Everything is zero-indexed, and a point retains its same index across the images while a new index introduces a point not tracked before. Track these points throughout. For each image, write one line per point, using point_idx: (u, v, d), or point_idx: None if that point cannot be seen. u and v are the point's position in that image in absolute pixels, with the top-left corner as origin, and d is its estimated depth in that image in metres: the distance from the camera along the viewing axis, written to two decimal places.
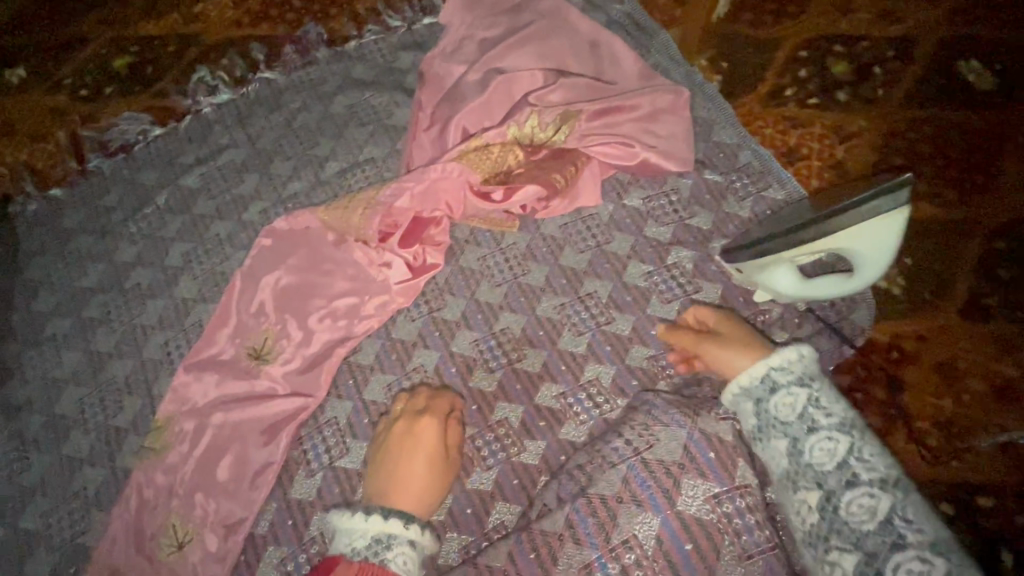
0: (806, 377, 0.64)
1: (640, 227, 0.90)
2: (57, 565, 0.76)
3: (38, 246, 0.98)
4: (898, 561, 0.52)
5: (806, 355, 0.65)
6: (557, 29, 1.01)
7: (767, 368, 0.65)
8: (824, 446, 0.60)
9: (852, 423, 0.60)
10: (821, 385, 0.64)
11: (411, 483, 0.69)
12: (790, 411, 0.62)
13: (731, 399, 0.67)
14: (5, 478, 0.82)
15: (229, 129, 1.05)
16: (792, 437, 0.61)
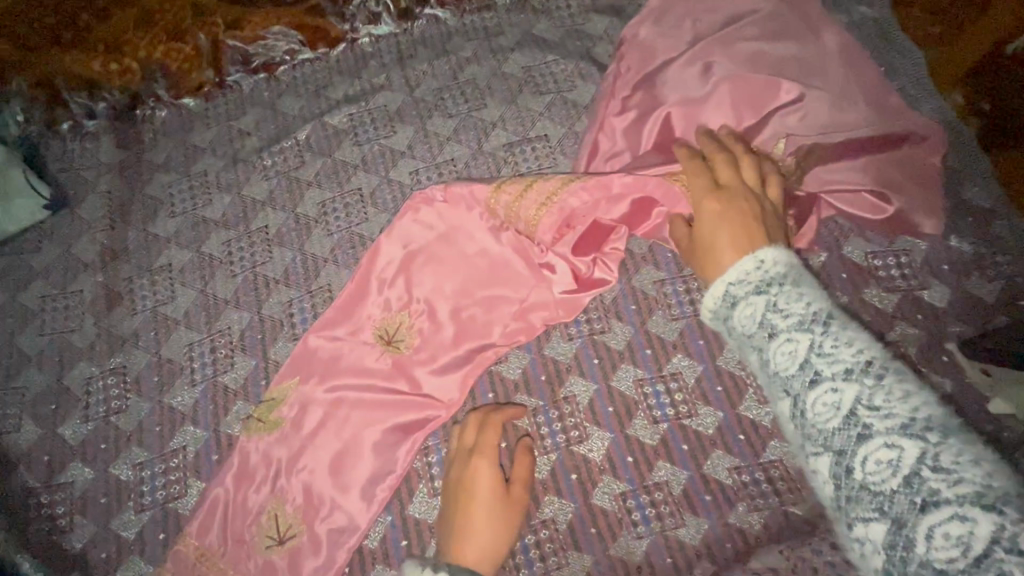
0: (766, 284, 0.46)
1: (858, 289, 0.75)
2: (144, 528, 0.69)
3: (163, 159, 0.87)
4: (927, 527, 0.35)
5: (766, 260, 0.47)
6: (803, 35, 0.81)
7: (722, 284, 0.49)
8: (880, 454, 0.38)
9: (813, 313, 0.43)
10: (786, 290, 0.45)
11: (477, 540, 0.61)
12: (750, 320, 0.46)
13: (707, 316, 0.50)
14: (102, 416, 0.74)
15: (387, 67, 0.91)
16: (756, 351, 0.46)
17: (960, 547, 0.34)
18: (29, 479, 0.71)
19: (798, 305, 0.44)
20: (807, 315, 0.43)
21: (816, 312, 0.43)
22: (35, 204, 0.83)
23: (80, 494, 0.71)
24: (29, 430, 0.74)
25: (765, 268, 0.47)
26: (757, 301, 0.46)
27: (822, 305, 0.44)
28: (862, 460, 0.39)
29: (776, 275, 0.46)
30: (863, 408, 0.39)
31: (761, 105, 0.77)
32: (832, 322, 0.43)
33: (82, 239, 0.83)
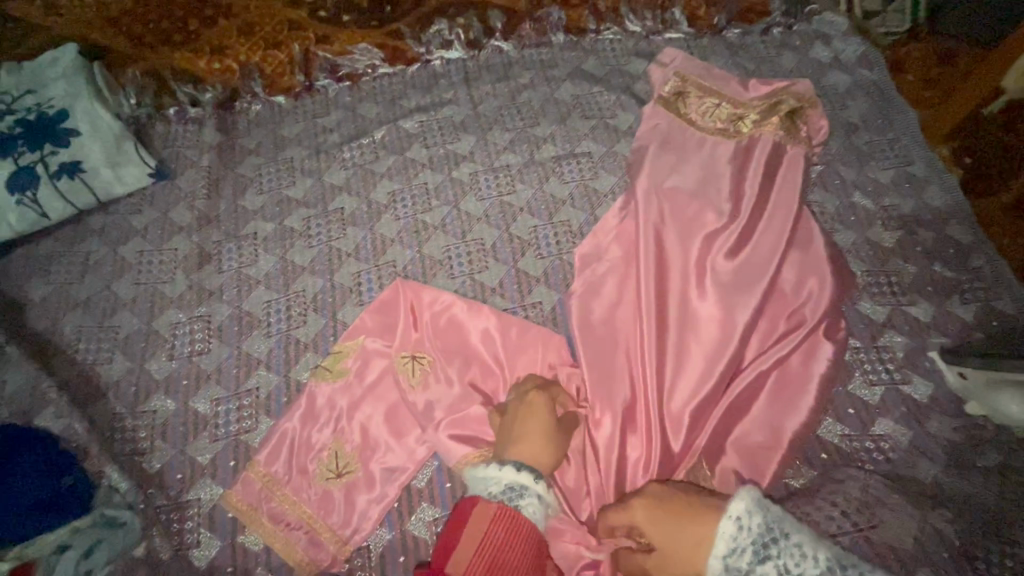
0: (762, 546, 0.52)
1: (855, 301, 0.87)
2: (218, 455, 0.77)
3: (255, 145, 1.00)
4: None
5: (752, 516, 0.54)
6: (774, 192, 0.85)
7: (718, 561, 0.54)
8: None
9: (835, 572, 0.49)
10: (785, 548, 0.52)
11: (531, 445, 0.65)
12: None
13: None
14: (186, 356, 0.83)
15: (455, 85, 1.06)
16: None
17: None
18: (117, 405, 0.80)
19: (808, 564, 0.51)
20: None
21: (828, 565, 0.50)
22: (141, 171, 0.95)
23: (161, 422, 0.79)
24: (120, 363, 0.83)
25: (743, 526, 0.54)
26: (768, 570, 0.51)
27: (828, 555, 0.50)
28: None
29: (768, 531, 0.53)
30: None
31: (756, 203, 0.83)
32: (849, 574, 0.49)
33: (180, 205, 0.94)
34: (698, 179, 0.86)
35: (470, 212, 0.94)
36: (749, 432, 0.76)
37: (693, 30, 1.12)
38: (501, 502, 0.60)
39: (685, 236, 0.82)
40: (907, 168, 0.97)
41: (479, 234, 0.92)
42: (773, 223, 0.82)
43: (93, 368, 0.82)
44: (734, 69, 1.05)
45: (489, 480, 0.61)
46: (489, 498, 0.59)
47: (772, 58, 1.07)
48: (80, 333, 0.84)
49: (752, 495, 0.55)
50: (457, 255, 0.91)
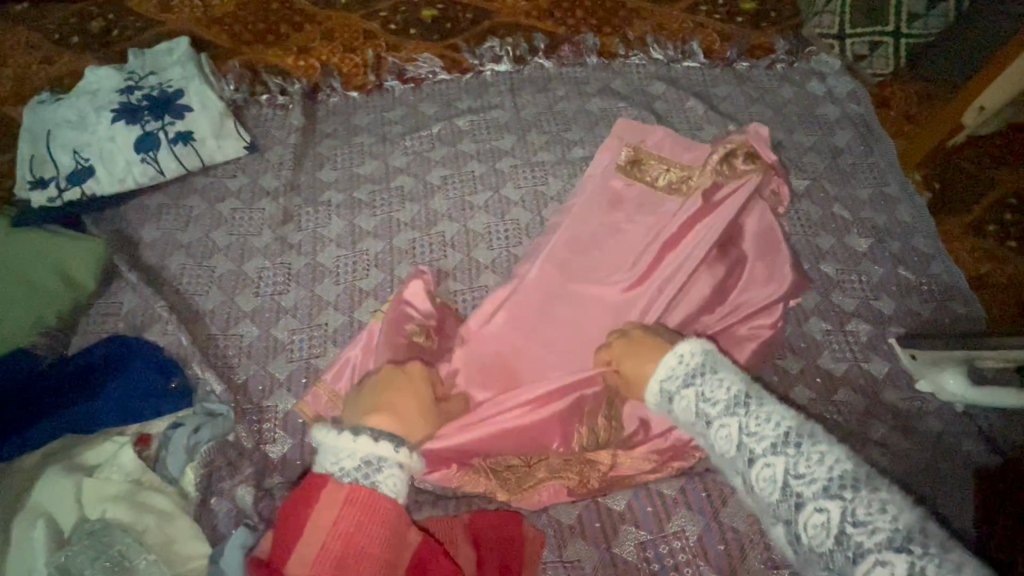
0: (690, 376, 0.68)
1: (830, 291, 1.03)
2: (292, 373, 0.94)
3: (332, 130, 1.19)
4: (805, 517, 0.60)
5: (690, 356, 0.69)
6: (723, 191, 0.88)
7: (657, 383, 0.70)
8: (768, 476, 0.63)
9: (742, 400, 0.66)
10: (708, 380, 0.67)
11: (400, 408, 0.70)
12: (689, 413, 0.68)
13: (654, 399, 0.70)
14: (268, 294, 1.01)
15: (502, 93, 1.25)
16: (700, 433, 0.68)
17: (826, 531, 0.58)
18: (211, 328, 0.97)
19: (721, 392, 0.67)
20: (730, 405, 0.66)
21: (735, 397, 0.66)
22: (238, 144, 1.14)
23: (247, 344, 0.96)
24: (214, 295, 1.00)
25: (684, 361, 0.69)
26: (689, 396, 0.67)
27: (739, 389, 0.67)
28: (753, 476, 0.64)
29: (700, 367, 0.68)
30: (744, 437, 0.64)
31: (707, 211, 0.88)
32: (748, 403, 0.66)
33: (268, 174, 1.13)
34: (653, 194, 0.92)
35: (509, 197, 1.12)
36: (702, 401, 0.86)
37: (708, 61, 1.30)
38: (357, 478, 0.64)
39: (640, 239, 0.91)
40: (883, 188, 1.14)
41: (515, 215, 1.10)
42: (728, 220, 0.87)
43: (193, 297, 1.00)
44: (739, 97, 1.24)
45: (343, 453, 0.65)
46: (341, 476, 0.64)
47: (772, 89, 1.26)
48: (183, 269, 1.03)
49: (698, 343, 0.70)
50: (496, 230, 1.08)
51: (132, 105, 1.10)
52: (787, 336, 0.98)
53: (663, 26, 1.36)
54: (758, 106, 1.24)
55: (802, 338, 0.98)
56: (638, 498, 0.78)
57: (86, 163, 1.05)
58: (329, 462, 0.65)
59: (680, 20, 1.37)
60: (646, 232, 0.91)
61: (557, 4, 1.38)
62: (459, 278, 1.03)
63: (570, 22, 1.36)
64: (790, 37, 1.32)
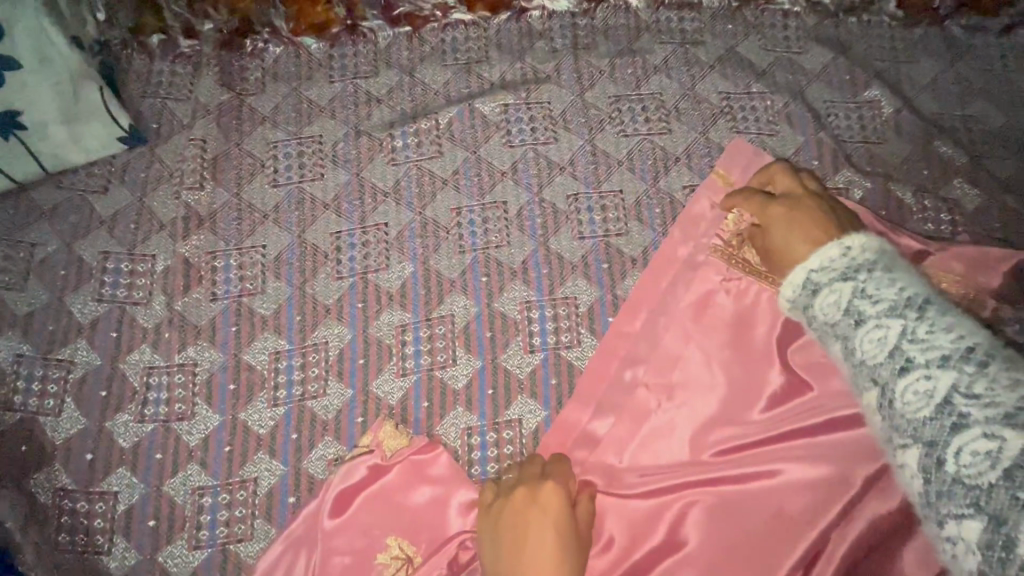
0: (851, 269, 0.40)
1: None
2: (198, 570, 0.57)
3: (270, 109, 0.71)
4: (961, 446, 0.32)
5: (856, 244, 0.41)
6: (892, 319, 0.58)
7: (804, 271, 0.42)
8: (918, 386, 0.34)
9: (910, 304, 0.36)
10: (876, 275, 0.39)
11: (536, 561, 0.46)
12: (835, 308, 0.40)
13: (787, 300, 0.43)
14: (162, 419, 0.61)
15: (559, 54, 0.75)
16: (841, 338, 0.39)
17: (992, 461, 0.31)
18: (63, 478, 0.59)
19: (892, 288, 0.38)
20: (899, 302, 0.37)
21: (911, 296, 0.37)
22: (110, 133, 0.67)
23: (124, 509, 0.58)
24: (72, 416, 0.61)
25: (851, 254, 0.41)
26: (843, 287, 0.39)
27: (917, 290, 0.37)
28: (896, 390, 0.35)
29: (863, 264, 0.40)
30: (905, 339, 0.36)
31: None
32: (928, 305, 0.36)
33: (161, 188, 0.68)
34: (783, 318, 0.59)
35: (563, 255, 0.67)
36: None
37: (903, 12, 0.78)
38: None
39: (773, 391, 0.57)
40: None
41: (572, 290, 0.66)
42: None
43: (34, 419, 0.60)
44: (950, 88, 0.75)
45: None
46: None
47: (1006, 74, 0.76)
48: (19, 365, 0.62)
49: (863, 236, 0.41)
50: (539, 316, 0.65)
51: None
52: None
53: None
54: (980, 104, 0.75)
55: None
56: None
57: None
58: None
59: None
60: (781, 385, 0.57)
61: None
62: (477, 403, 0.63)
63: None
64: None
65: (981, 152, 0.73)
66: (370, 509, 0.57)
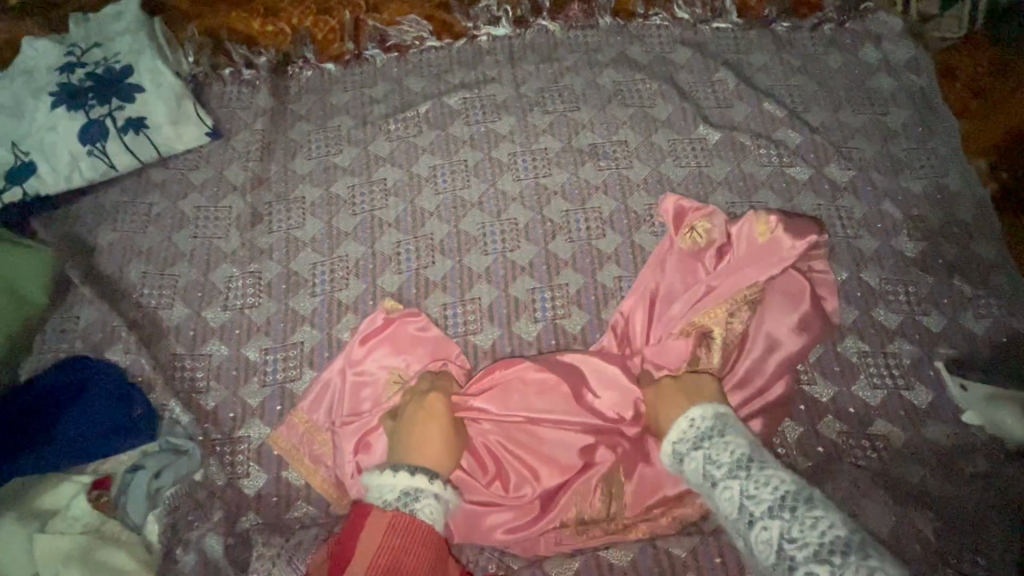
0: (700, 440, 0.66)
1: (870, 306, 0.90)
2: (265, 400, 0.85)
3: (305, 111, 1.04)
4: None
5: (697, 419, 0.67)
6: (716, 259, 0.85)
7: (670, 444, 0.68)
8: (762, 535, 0.58)
9: (746, 463, 0.62)
10: (716, 442, 0.64)
11: (428, 441, 0.69)
12: (698, 475, 0.64)
13: (670, 452, 0.68)
14: (238, 309, 0.91)
15: (500, 64, 1.08)
16: (708, 491, 0.64)
17: (770, 542, 0.57)
18: (176, 347, 0.88)
19: (725, 453, 0.63)
20: (735, 465, 0.62)
21: (740, 458, 0.63)
22: (200, 130, 1.00)
23: (216, 364, 0.88)
24: (179, 308, 0.91)
25: (695, 424, 0.67)
26: (696, 455, 0.65)
27: (748, 451, 0.63)
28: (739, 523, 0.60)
29: (707, 429, 0.66)
30: (715, 472, 0.63)
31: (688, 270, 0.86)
32: (754, 465, 0.62)
33: (232, 165, 1.00)
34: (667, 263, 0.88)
35: (506, 192, 0.98)
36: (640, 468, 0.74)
37: (742, 21, 1.11)
38: (397, 508, 0.64)
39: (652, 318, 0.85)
40: (940, 180, 0.98)
41: (513, 214, 0.96)
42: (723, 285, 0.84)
43: (155, 312, 0.90)
44: (776, 68, 1.07)
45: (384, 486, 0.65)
46: (385, 506, 0.63)
47: (817, 56, 1.07)
48: (144, 279, 0.92)
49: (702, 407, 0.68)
50: (491, 231, 0.95)
51: (73, 87, 0.96)
52: (817, 359, 0.87)
53: None
54: (799, 77, 1.06)
55: (836, 362, 0.87)
56: (643, 555, 0.71)
57: (26, 158, 0.92)
58: (373, 496, 0.65)
59: None
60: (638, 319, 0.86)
61: None
62: (449, 289, 0.92)
63: None
64: None
65: (799, 109, 1.04)
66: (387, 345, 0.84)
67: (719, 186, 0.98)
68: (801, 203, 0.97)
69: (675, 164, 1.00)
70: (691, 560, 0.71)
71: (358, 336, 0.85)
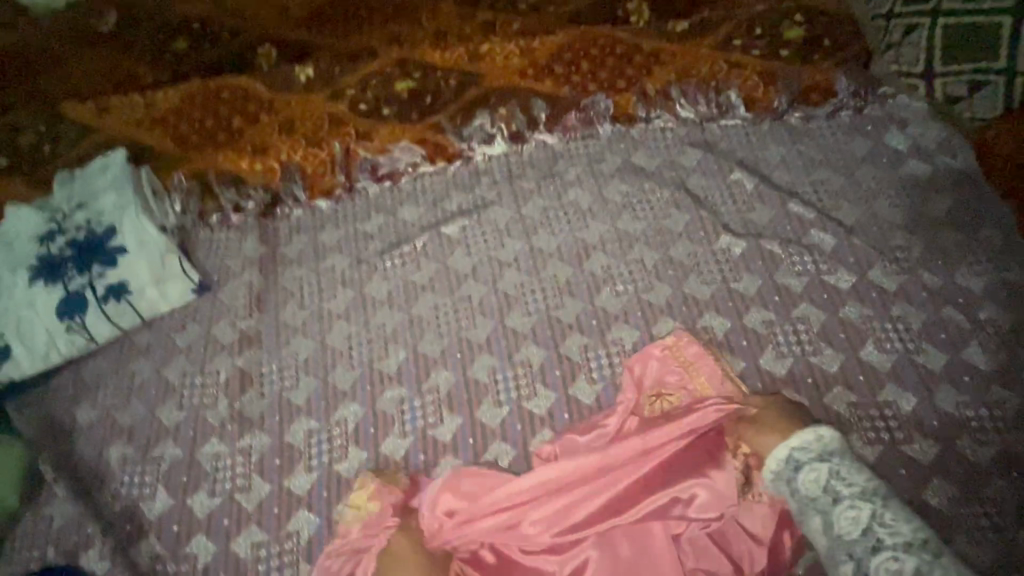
0: (829, 455, 0.61)
1: (952, 437, 0.77)
2: None
3: (296, 254, 0.98)
4: None
5: (828, 438, 0.62)
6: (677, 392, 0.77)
7: (786, 448, 0.63)
8: (887, 564, 0.54)
9: (874, 492, 0.58)
10: (846, 463, 0.60)
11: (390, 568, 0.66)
12: (814, 489, 0.59)
13: (779, 458, 0.62)
14: (226, 493, 0.81)
15: (499, 183, 1.02)
16: (817, 514, 0.59)
17: (858, 524, 0.56)
18: (157, 546, 0.78)
19: (856, 476, 0.59)
20: (865, 490, 0.58)
21: (871, 485, 0.59)
22: (185, 286, 0.94)
23: (202, 566, 0.77)
24: (162, 498, 0.81)
25: (823, 441, 0.62)
26: (820, 468, 0.60)
27: (874, 484, 0.59)
28: (837, 515, 0.57)
29: (832, 449, 0.61)
30: (836, 480, 0.59)
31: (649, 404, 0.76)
32: (884, 497, 0.58)
33: (220, 321, 0.93)
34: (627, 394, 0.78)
35: (517, 329, 0.89)
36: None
37: (751, 114, 1.04)
38: None
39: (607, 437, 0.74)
40: (1003, 275, 0.87)
41: (526, 354, 0.87)
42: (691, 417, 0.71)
43: (135, 505, 0.81)
44: (796, 162, 0.98)
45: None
46: None
47: (839, 145, 0.99)
48: (124, 465, 0.83)
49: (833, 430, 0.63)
50: (503, 378, 0.85)
51: (54, 256, 0.91)
52: None
53: (690, 73, 1.11)
54: (823, 170, 0.97)
55: (926, 514, 0.73)
56: None
57: (1, 341, 0.86)
58: None
59: (711, 61, 1.12)
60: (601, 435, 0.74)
61: (557, 59, 1.15)
62: (462, 452, 0.81)
63: (574, 78, 1.13)
64: (854, 73, 1.05)
65: (828, 206, 0.94)
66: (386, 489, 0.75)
67: (752, 303, 0.88)
68: (849, 316, 0.86)
69: (701, 282, 0.90)
70: None
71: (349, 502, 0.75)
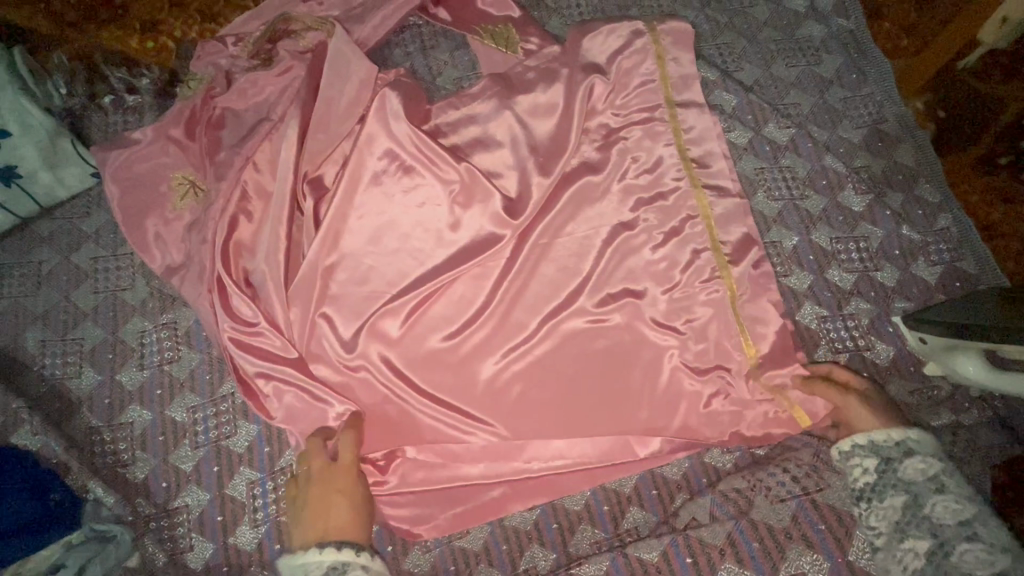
0: (943, 455, 0.65)
1: (823, 268, 0.88)
2: (201, 463, 0.79)
3: None
4: (965, 548, 0.58)
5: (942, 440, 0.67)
6: (534, 248, 0.85)
7: (901, 432, 0.67)
8: (976, 553, 0.57)
9: (982, 498, 0.62)
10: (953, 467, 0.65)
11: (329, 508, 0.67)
12: (919, 473, 0.64)
13: (848, 447, 0.70)
14: (156, 365, 0.83)
15: (412, 55, 1.02)
16: (912, 494, 0.64)
17: (954, 514, 0.61)
18: (91, 419, 0.80)
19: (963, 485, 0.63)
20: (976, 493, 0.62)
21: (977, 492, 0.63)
22: (84, 172, 0.90)
23: (140, 432, 0.80)
24: (89, 377, 0.82)
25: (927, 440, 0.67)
26: (932, 459, 0.65)
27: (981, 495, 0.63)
28: (932, 502, 0.62)
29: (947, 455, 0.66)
30: (947, 473, 0.64)
31: (506, 270, 0.84)
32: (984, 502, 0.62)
33: None
34: (471, 267, 0.83)
35: None
36: (527, 317, 0.84)
37: None
38: None
39: (465, 303, 0.84)
40: (879, 125, 0.95)
41: None
42: (543, 268, 0.85)
43: (62, 384, 0.82)
44: (703, 26, 1.01)
45: (310, 564, 0.62)
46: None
47: (743, 8, 1.02)
48: (44, 348, 0.83)
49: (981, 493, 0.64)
50: None
51: None
52: None
53: None
54: (727, 34, 1.01)
55: (796, 332, 0.85)
56: (615, 565, 0.73)
57: None
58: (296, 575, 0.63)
59: None
60: (462, 302, 0.84)
61: None
62: None
63: None
64: None
65: (730, 68, 0.99)
66: (309, 188, 0.85)
67: None
68: (744, 170, 0.93)
69: None
70: (663, 564, 0.73)
71: (283, 285, 0.81)
